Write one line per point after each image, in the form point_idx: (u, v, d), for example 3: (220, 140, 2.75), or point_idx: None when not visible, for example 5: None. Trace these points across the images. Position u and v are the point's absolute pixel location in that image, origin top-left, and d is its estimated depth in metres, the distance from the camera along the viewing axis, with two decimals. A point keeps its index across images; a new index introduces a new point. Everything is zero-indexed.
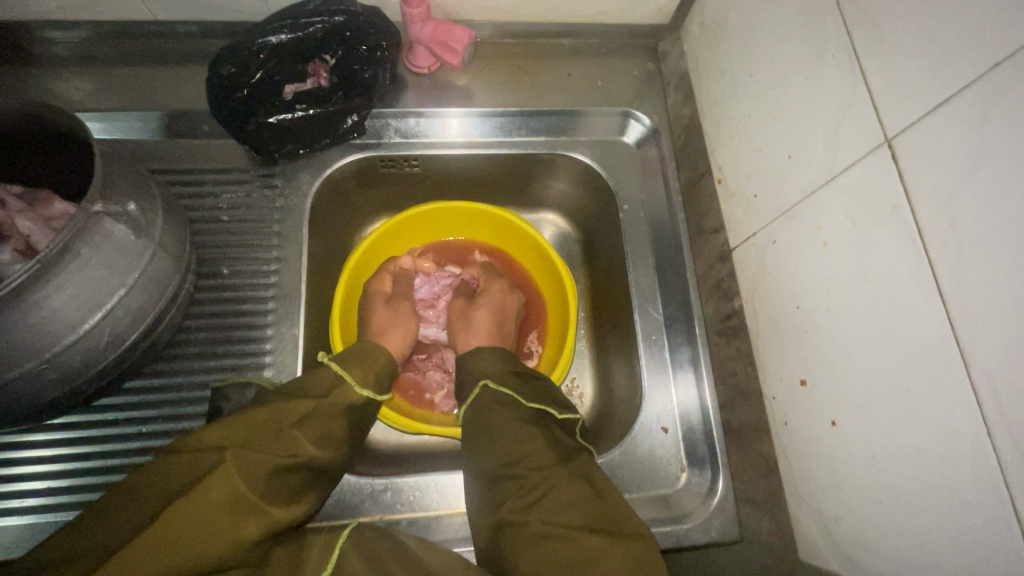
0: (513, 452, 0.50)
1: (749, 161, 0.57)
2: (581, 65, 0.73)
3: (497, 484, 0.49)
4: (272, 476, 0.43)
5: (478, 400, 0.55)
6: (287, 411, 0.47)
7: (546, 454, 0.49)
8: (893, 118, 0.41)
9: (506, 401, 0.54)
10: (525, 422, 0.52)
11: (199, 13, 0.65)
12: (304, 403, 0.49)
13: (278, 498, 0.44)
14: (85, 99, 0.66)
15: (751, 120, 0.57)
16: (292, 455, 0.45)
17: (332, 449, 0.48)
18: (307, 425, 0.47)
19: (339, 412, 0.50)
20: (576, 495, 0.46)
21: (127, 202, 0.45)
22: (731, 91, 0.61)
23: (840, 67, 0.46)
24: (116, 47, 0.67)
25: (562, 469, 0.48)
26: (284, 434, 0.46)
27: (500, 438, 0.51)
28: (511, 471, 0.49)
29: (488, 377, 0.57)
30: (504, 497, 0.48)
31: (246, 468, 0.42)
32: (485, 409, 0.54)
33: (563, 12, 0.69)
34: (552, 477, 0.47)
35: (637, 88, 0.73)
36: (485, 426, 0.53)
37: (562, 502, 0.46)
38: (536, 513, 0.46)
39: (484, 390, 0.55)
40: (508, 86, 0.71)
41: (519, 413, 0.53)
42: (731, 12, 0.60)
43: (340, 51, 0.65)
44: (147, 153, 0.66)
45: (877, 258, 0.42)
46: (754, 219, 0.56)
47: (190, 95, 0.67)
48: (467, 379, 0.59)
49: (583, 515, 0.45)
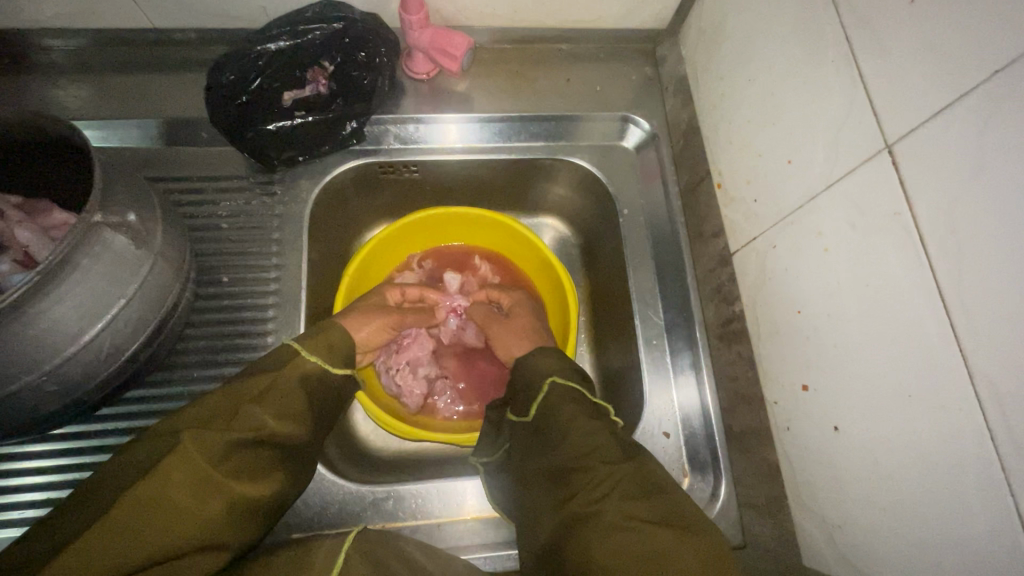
0: (584, 445, 0.49)
1: (748, 166, 0.57)
2: (580, 71, 0.73)
3: (564, 479, 0.49)
4: (234, 451, 0.44)
5: (548, 395, 0.54)
6: (243, 391, 0.47)
7: (614, 449, 0.49)
8: (892, 124, 0.41)
9: (574, 397, 0.54)
10: (593, 418, 0.52)
11: (198, 20, 0.65)
12: (262, 379, 0.49)
13: (244, 476, 0.44)
14: (84, 108, 0.66)
15: (750, 126, 0.57)
16: (253, 430, 0.45)
17: (295, 426, 0.49)
18: (266, 402, 0.47)
19: (298, 387, 0.50)
20: (642, 490, 0.46)
21: (127, 213, 0.45)
22: (730, 97, 0.61)
23: (840, 73, 0.46)
24: (112, 54, 0.67)
25: (629, 462, 0.48)
26: (243, 410, 0.46)
27: (572, 433, 0.50)
28: (581, 464, 0.48)
29: (557, 373, 0.56)
30: (573, 492, 0.47)
31: (207, 447, 0.42)
32: (552, 405, 0.53)
33: (562, 18, 0.69)
34: (620, 472, 0.47)
35: (636, 92, 0.73)
36: (548, 421, 0.53)
37: (633, 495, 0.45)
38: (606, 506, 0.45)
39: (555, 386, 0.55)
40: (507, 92, 0.71)
41: (585, 408, 0.53)
42: (730, 16, 0.60)
43: (339, 58, 0.65)
44: (146, 162, 0.66)
45: (876, 264, 0.42)
46: (754, 224, 0.56)
47: (190, 102, 0.67)
48: (532, 378, 0.57)
49: (652, 511, 0.44)
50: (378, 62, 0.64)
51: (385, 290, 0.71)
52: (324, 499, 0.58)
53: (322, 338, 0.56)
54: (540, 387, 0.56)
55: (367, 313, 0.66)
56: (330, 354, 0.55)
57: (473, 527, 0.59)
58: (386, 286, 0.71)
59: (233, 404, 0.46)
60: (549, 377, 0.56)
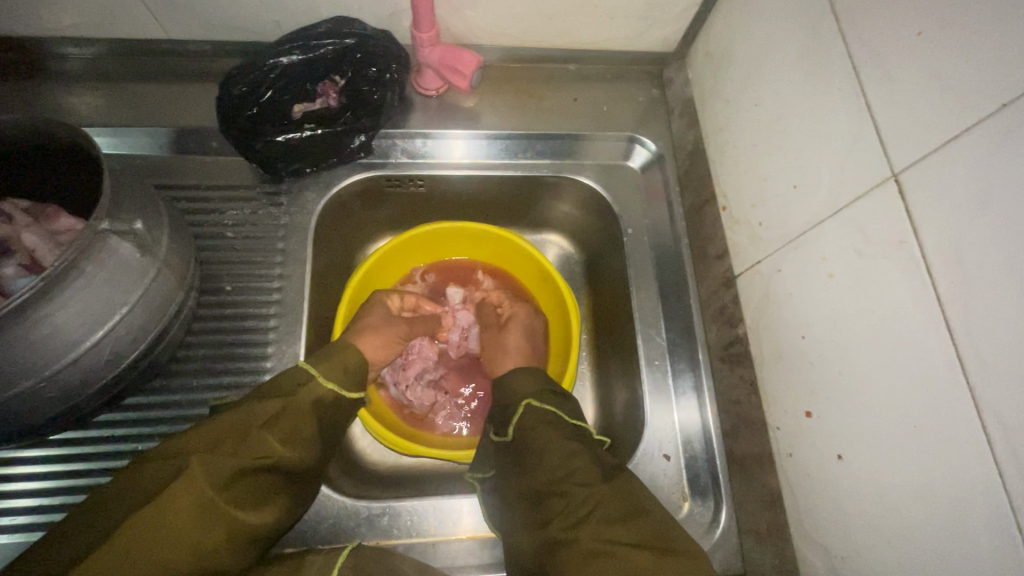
0: (560, 469, 0.49)
1: (754, 190, 0.57)
2: (588, 92, 0.73)
3: (544, 503, 0.49)
4: (239, 477, 0.43)
5: (522, 417, 0.54)
6: (254, 414, 0.47)
7: (590, 471, 0.48)
8: (899, 152, 0.41)
9: (551, 419, 0.53)
10: (569, 440, 0.51)
11: (212, 33, 0.65)
12: (274, 403, 0.48)
13: (247, 502, 0.43)
14: (96, 115, 0.67)
15: (756, 150, 0.57)
16: (261, 457, 0.45)
17: (302, 451, 0.48)
18: (277, 427, 0.47)
19: (310, 413, 0.50)
20: (623, 512, 0.46)
21: (134, 221, 0.45)
22: (736, 120, 0.61)
23: (847, 101, 0.46)
24: (127, 63, 0.68)
25: (607, 486, 0.47)
26: (251, 435, 0.45)
27: (546, 458, 0.50)
28: (557, 489, 0.48)
29: (531, 396, 0.55)
30: (551, 516, 0.47)
31: (213, 472, 0.42)
32: (530, 426, 0.53)
33: (570, 39, 0.70)
34: (599, 495, 0.47)
35: (642, 113, 0.74)
36: (526, 443, 0.52)
37: (611, 518, 0.45)
38: (583, 533, 0.45)
39: (527, 409, 0.54)
40: (515, 109, 0.72)
41: (562, 432, 0.52)
42: (737, 42, 0.61)
43: (350, 72, 0.65)
44: (157, 170, 0.66)
45: (883, 291, 0.41)
46: (759, 247, 0.56)
47: (201, 112, 0.68)
48: (509, 401, 0.58)
49: (632, 532, 0.44)
50: (388, 77, 0.65)
51: (387, 300, 0.71)
52: (320, 513, 0.57)
53: (339, 362, 0.55)
54: (516, 408, 0.56)
55: (368, 324, 0.66)
56: (347, 376, 0.55)
57: (468, 547, 0.58)
58: (388, 296, 0.72)
59: (243, 427, 0.46)
60: (524, 400, 0.55)
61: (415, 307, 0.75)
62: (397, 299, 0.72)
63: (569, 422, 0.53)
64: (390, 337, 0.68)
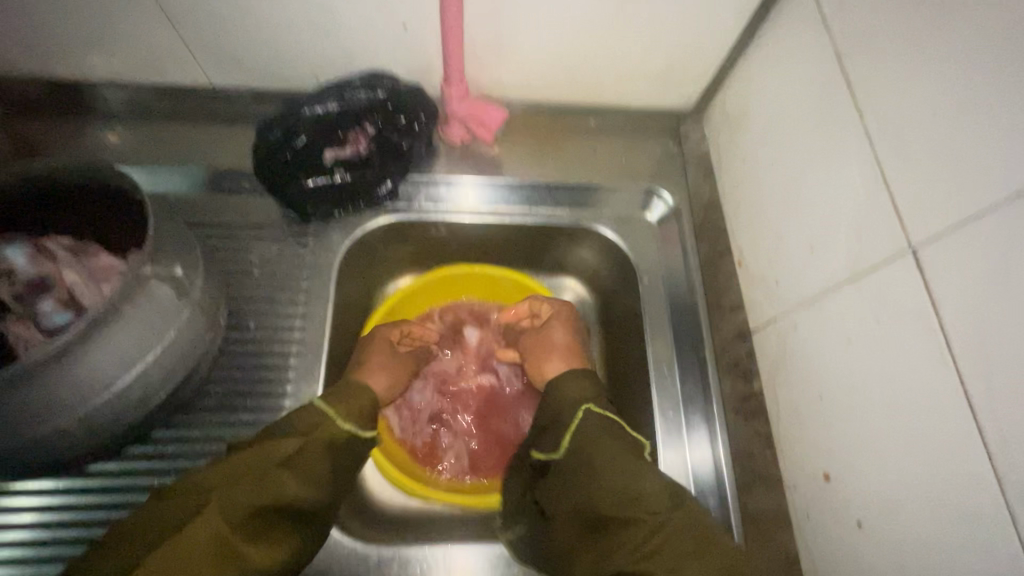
0: (629, 490, 0.48)
1: (770, 248, 0.59)
2: (607, 144, 0.76)
3: (608, 531, 0.48)
4: (252, 516, 0.44)
5: (582, 424, 0.55)
6: (274, 451, 0.48)
7: (660, 496, 0.48)
8: (913, 225, 0.42)
9: (608, 432, 0.54)
10: (635, 459, 0.51)
11: (252, 81, 0.69)
12: (293, 441, 0.49)
13: (258, 541, 0.44)
14: (137, 153, 0.70)
15: (774, 209, 0.59)
16: (274, 496, 0.45)
17: (318, 492, 0.49)
18: (293, 466, 0.48)
19: (326, 452, 0.51)
20: (698, 545, 0.45)
21: (174, 266, 0.47)
22: (753, 179, 0.63)
23: (865, 173, 0.47)
24: (167, 105, 0.71)
25: (680, 514, 0.46)
26: (270, 474, 0.46)
27: (607, 477, 0.50)
28: (625, 516, 0.47)
29: (589, 401, 0.58)
30: (618, 545, 0.47)
31: (228, 510, 0.43)
32: (586, 440, 0.54)
33: (592, 95, 0.73)
34: (671, 525, 0.46)
35: (660, 166, 0.76)
36: (582, 461, 0.52)
37: (685, 551, 0.44)
38: (654, 565, 0.44)
39: (588, 414, 0.56)
40: (537, 160, 0.74)
41: (625, 449, 0.52)
42: (754, 106, 0.63)
43: (381, 122, 0.68)
44: (188, 206, 0.69)
45: (902, 361, 0.42)
46: (775, 304, 0.57)
47: (237, 154, 0.71)
48: (562, 409, 0.59)
49: (712, 570, 0.43)
50: (417, 127, 0.68)
51: (388, 333, 0.69)
52: (328, 557, 0.56)
53: (355, 402, 0.56)
54: (572, 416, 0.57)
55: (376, 365, 0.66)
56: (365, 415, 0.56)
57: None
58: (386, 328, 0.69)
59: (262, 465, 0.47)
60: (582, 407, 0.57)
61: (416, 334, 0.72)
62: (397, 330, 0.70)
63: (629, 435, 0.54)
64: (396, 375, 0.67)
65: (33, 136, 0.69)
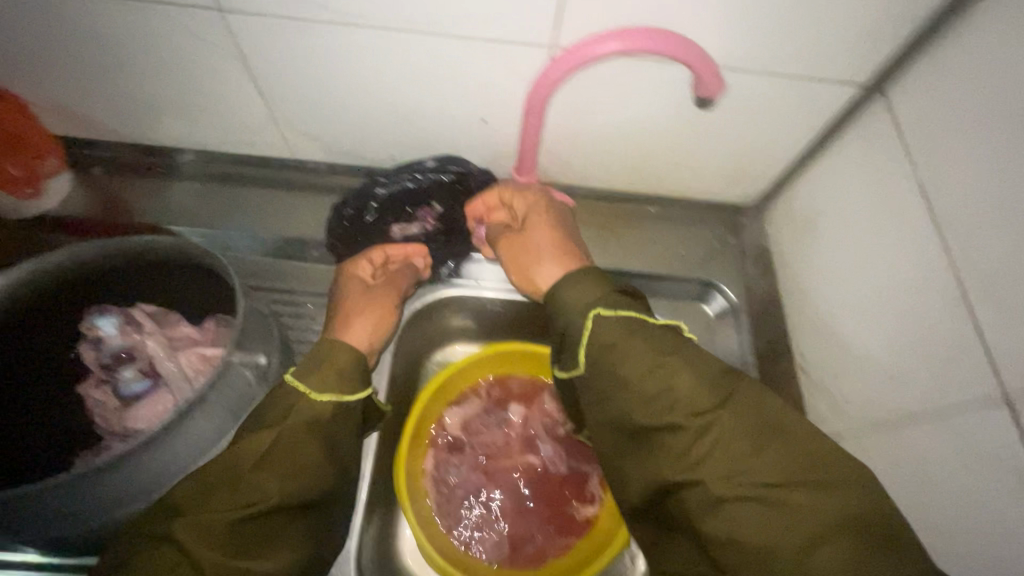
0: (662, 400, 0.49)
1: (840, 362, 0.59)
2: (665, 232, 0.76)
3: (651, 437, 0.49)
4: (236, 525, 0.44)
5: (595, 333, 0.53)
6: (243, 455, 0.47)
7: (704, 397, 0.48)
8: (1011, 380, 0.41)
9: (631, 334, 0.52)
10: (661, 359, 0.50)
11: (330, 155, 0.72)
12: (264, 438, 0.48)
13: (257, 545, 0.44)
14: (216, 215, 0.73)
15: (846, 326, 0.59)
16: (259, 499, 0.45)
17: (309, 482, 0.48)
18: (269, 463, 0.47)
19: (305, 433, 0.49)
20: (748, 433, 0.46)
21: (258, 354, 0.52)
22: (822, 290, 0.63)
23: (953, 312, 0.46)
24: (244, 170, 0.75)
25: (724, 413, 0.47)
26: (244, 479, 0.46)
27: (635, 385, 0.50)
28: (663, 424, 0.48)
29: (599, 306, 0.54)
30: (663, 453, 0.49)
31: (206, 531, 0.43)
32: (607, 348, 0.52)
33: (657, 185, 0.73)
34: (716, 424, 0.47)
35: (719, 258, 0.76)
36: (610, 372, 0.52)
37: (735, 454, 0.46)
38: (706, 473, 0.46)
39: (600, 322, 0.53)
40: (597, 245, 0.74)
41: (650, 348, 0.51)
42: (824, 215, 0.63)
43: (447, 202, 0.71)
44: (257, 270, 0.73)
45: (992, 513, 0.41)
46: (843, 420, 0.58)
47: (309, 223, 0.73)
48: (569, 321, 0.55)
49: (767, 467, 0.45)
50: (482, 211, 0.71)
51: (359, 269, 0.68)
52: None
53: (329, 367, 0.53)
54: (582, 323, 0.54)
55: (353, 303, 0.64)
56: (339, 380, 0.53)
57: None
58: (358, 265, 0.68)
59: (236, 470, 0.46)
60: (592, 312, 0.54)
61: (388, 259, 0.70)
62: (369, 263, 0.68)
63: (653, 326, 0.53)
64: (380, 310, 0.64)
65: (122, 195, 0.74)
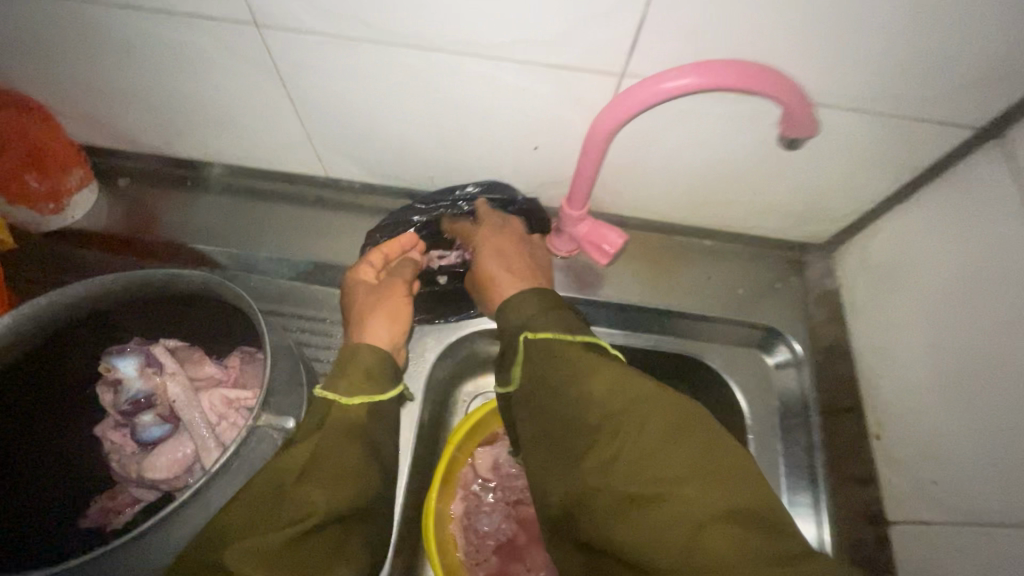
0: (580, 405, 0.47)
1: (926, 439, 0.52)
2: (722, 268, 0.70)
3: (572, 442, 0.47)
4: (293, 540, 0.41)
5: (528, 351, 0.51)
6: (284, 469, 0.45)
7: (615, 400, 0.45)
8: None
9: (553, 344, 0.50)
10: (585, 368, 0.48)
11: (364, 175, 0.67)
12: (302, 450, 0.46)
13: (319, 558, 0.42)
14: (245, 234, 0.69)
15: (936, 398, 0.51)
16: (314, 511, 0.42)
17: (357, 485, 0.46)
18: (312, 472, 0.45)
19: (341, 435, 0.48)
20: (663, 434, 0.43)
21: (285, 419, 0.49)
22: (905, 351, 0.56)
23: None
24: (273, 187, 0.70)
25: (636, 414, 0.44)
26: (291, 491, 0.43)
27: (561, 394, 0.48)
28: (581, 430, 0.46)
29: (529, 326, 0.53)
30: (580, 457, 0.46)
31: (261, 553, 0.40)
32: (534, 361, 0.51)
33: (717, 220, 0.67)
34: (625, 427, 0.44)
35: (781, 300, 0.69)
36: (541, 385, 0.50)
37: (643, 456, 0.43)
38: (613, 476, 0.43)
39: (528, 341, 0.52)
40: (647, 282, 0.69)
41: (574, 355, 0.49)
42: (909, 266, 0.55)
43: None
44: (287, 296, 0.70)
45: None
46: (930, 507, 0.51)
47: (341, 246, 0.69)
48: (508, 328, 0.55)
49: (672, 468, 0.41)
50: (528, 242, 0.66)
51: (361, 274, 0.62)
52: None
53: (353, 368, 0.52)
54: (516, 343, 0.53)
55: (366, 305, 0.59)
56: (368, 383, 0.52)
57: None
58: (359, 270, 0.62)
59: (280, 486, 0.44)
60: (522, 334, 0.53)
61: (388, 258, 0.64)
62: (370, 267, 0.62)
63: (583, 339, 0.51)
64: (398, 306, 0.60)
65: (148, 209, 0.71)
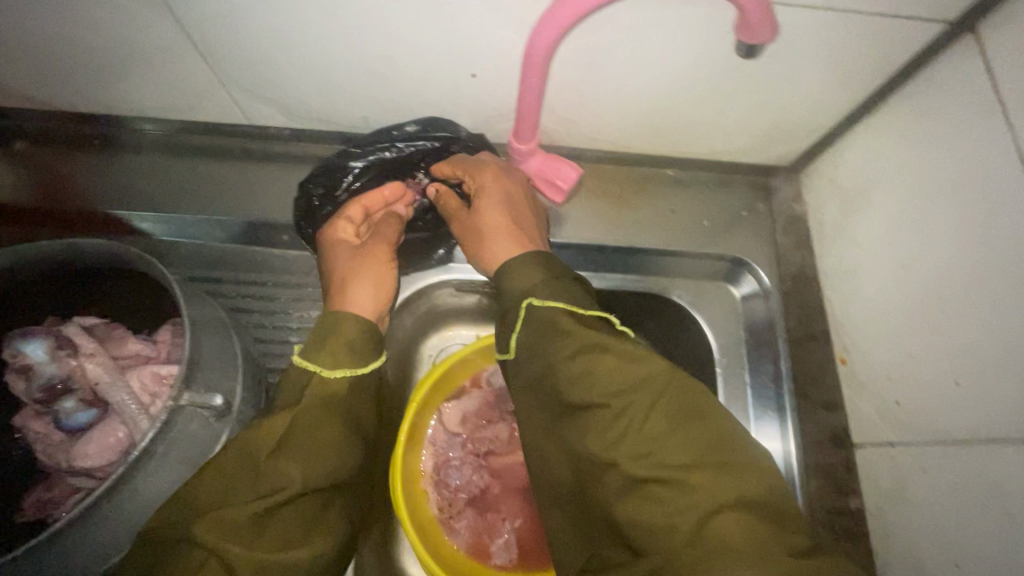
0: (585, 381, 0.43)
1: (892, 360, 0.51)
2: (687, 199, 0.66)
3: (574, 416, 0.44)
4: (263, 514, 0.40)
5: (528, 323, 0.47)
6: (256, 443, 0.42)
7: (626, 377, 0.42)
8: None
9: (557, 315, 0.46)
10: (593, 343, 0.44)
11: (292, 121, 0.60)
12: (277, 420, 0.43)
13: (295, 528, 0.41)
14: (170, 197, 0.63)
15: (902, 319, 0.49)
16: (286, 485, 0.40)
17: (334, 458, 0.43)
18: (288, 445, 0.42)
19: (317, 408, 0.44)
20: (675, 415, 0.41)
21: (212, 395, 0.44)
22: (871, 272, 0.53)
23: None
24: (194, 142, 0.63)
25: (648, 395, 0.42)
26: (265, 466, 0.41)
27: (564, 367, 0.44)
28: (587, 403, 0.43)
29: (534, 295, 0.47)
30: (584, 433, 0.43)
31: (229, 530, 0.38)
32: (535, 332, 0.46)
33: (680, 147, 0.62)
34: (636, 403, 0.42)
35: (748, 228, 0.66)
36: (544, 358, 0.46)
37: (656, 434, 0.41)
38: (621, 453, 0.41)
39: (531, 310, 0.47)
40: (608, 219, 0.65)
41: (581, 329, 0.45)
42: (878, 183, 0.52)
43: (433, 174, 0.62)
44: (224, 261, 0.66)
45: None
46: (895, 428, 0.50)
47: (278, 203, 0.64)
48: (506, 300, 0.49)
49: (682, 450, 0.40)
50: None
51: (341, 233, 0.58)
52: None
53: (334, 336, 0.48)
54: (515, 314, 0.48)
55: (345, 275, 0.54)
56: (347, 351, 0.47)
57: None
58: (338, 227, 0.58)
59: (252, 460, 0.41)
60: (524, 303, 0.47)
61: (370, 210, 0.59)
62: (350, 221, 0.58)
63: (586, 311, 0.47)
64: (379, 274, 0.54)
65: (56, 175, 0.63)
